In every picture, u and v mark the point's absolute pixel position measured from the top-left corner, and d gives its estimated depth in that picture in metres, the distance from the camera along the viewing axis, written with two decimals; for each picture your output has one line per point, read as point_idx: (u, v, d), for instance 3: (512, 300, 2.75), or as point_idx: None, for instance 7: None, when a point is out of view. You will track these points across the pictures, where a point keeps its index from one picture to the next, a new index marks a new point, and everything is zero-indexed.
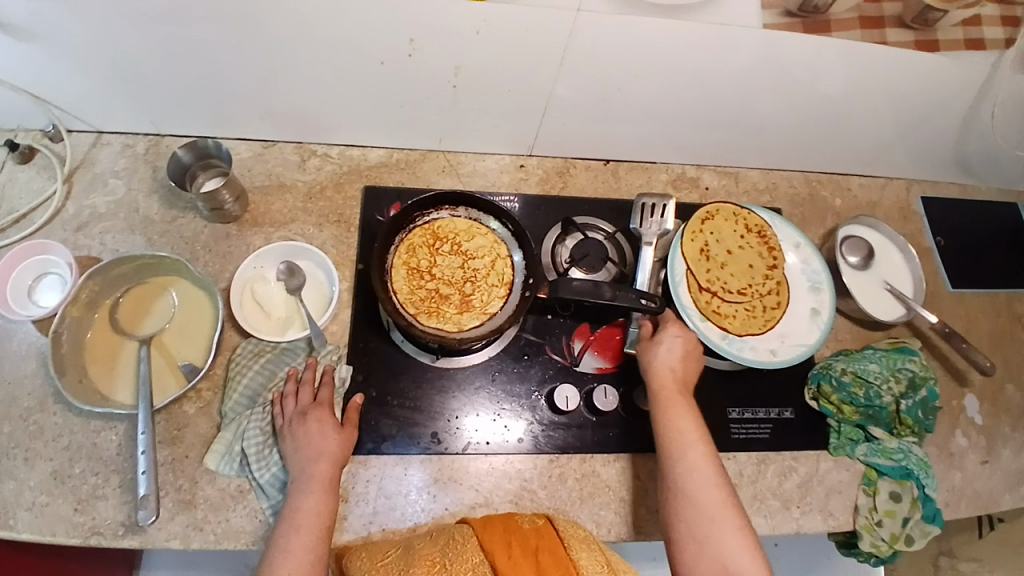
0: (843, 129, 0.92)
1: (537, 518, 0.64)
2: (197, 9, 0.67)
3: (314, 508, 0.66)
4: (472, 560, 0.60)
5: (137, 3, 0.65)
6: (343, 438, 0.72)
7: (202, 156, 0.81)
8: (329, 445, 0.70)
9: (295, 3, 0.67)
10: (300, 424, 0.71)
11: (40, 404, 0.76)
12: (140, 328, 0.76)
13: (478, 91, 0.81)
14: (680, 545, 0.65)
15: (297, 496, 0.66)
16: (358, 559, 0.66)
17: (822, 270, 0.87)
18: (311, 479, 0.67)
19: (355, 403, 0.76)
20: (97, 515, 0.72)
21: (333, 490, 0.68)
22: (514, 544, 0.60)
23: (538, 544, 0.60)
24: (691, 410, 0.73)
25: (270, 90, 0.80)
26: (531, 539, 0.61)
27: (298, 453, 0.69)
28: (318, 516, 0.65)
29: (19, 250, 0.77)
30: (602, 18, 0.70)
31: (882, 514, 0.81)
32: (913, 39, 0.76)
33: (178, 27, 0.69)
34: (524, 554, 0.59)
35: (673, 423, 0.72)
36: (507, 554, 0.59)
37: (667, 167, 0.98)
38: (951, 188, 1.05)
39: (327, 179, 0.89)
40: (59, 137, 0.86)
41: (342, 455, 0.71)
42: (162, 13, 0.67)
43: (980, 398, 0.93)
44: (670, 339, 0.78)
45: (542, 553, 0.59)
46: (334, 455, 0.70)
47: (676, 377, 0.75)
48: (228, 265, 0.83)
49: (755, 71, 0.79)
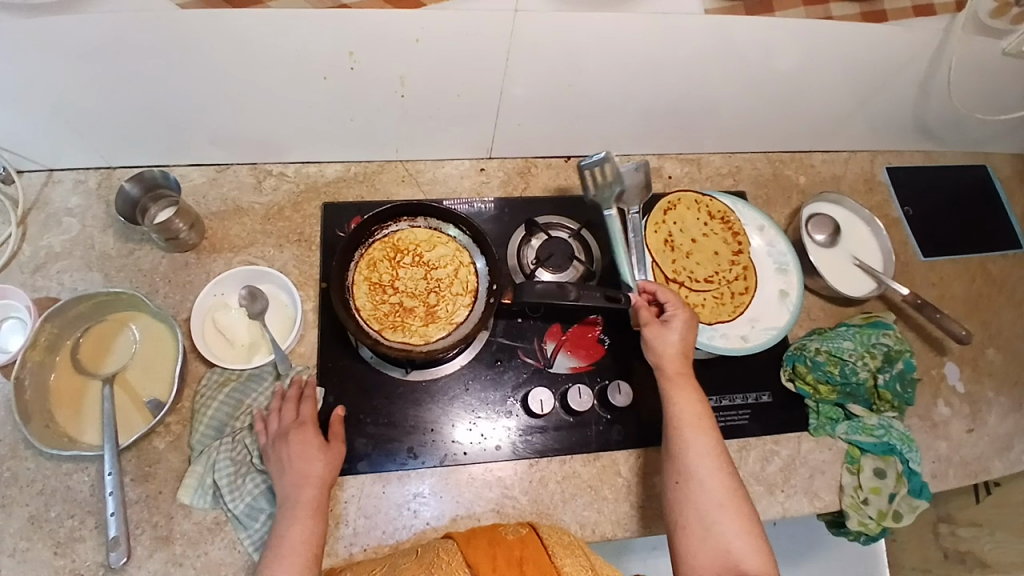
0: (801, 106, 0.91)
1: (522, 529, 0.66)
2: (125, 42, 0.66)
3: (299, 536, 0.65)
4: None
5: (63, 41, 0.64)
6: (328, 458, 0.71)
7: (151, 187, 0.80)
8: (314, 468, 0.69)
9: (224, 26, 0.65)
10: (283, 446, 0.70)
11: (10, 451, 0.75)
12: (103, 367, 0.75)
13: (426, 98, 0.80)
14: (684, 532, 0.67)
15: (285, 523, 0.66)
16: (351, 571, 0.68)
17: (788, 251, 0.86)
18: (295, 505, 0.67)
19: (338, 415, 0.75)
20: (77, 558, 0.71)
21: (320, 514, 0.68)
22: (499, 557, 0.59)
23: (523, 555, 0.60)
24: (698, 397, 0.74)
25: (216, 116, 0.79)
26: (516, 549, 0.61)
27: (283, 477, 0.68)
28: (303, 544, 0.65)
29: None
30: (540, 16, 0.69)
31: (868, 491, 0.81)
32: (860, 11, 0.75)
33: (110, 61, 0.68)
34: (508, 565, 0.58)
35: (680, 410, 0.72)
36: (492, 565, 0.59)
37: (628, 158, 0.98)
38: (916, 156, 1.05)
39: (284, 199, 0.88)
40: (9, 179, 0.84)
41: (329, 475, 0.70)
42: (91, 48, 0.65)
43: (960, 365, 0.93)
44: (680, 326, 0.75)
45: (527, 563, 0.59)
46: (320, 476, 0.69)
47: (683, 364, 0.75)
48: (189, 295, 0.82)
49: (704, 55, 0.78)
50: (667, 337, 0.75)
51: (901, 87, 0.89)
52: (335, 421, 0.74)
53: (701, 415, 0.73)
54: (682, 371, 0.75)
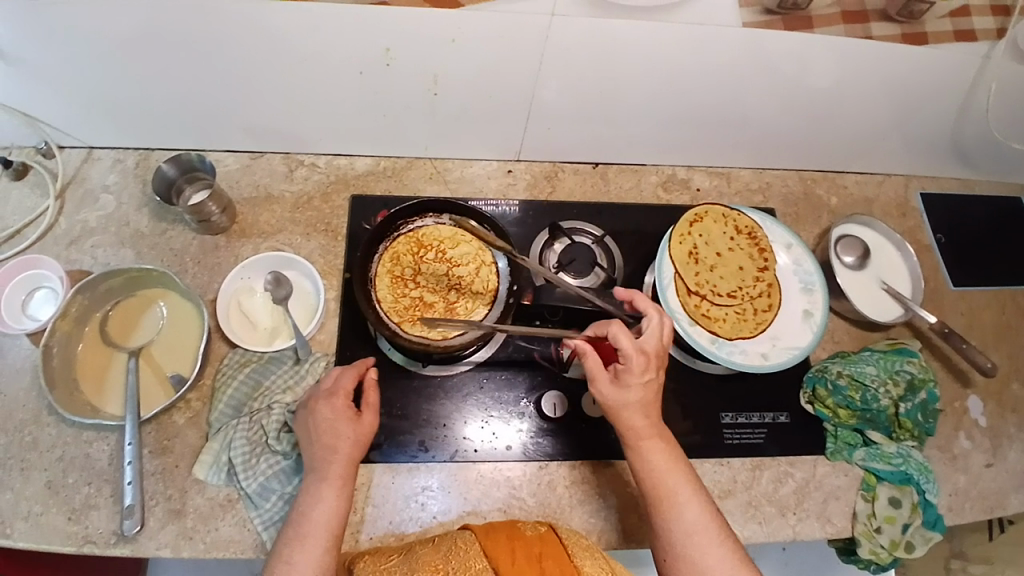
0: (835, 124, 0.90)
1: (540, 526, 0.65)
2: (169, 29, 0.68)
3: (323, 511, 0.65)
4: (476, 565, 0.60)
5: (109, 24, 0.66)
6: (358, 431, 0.69)
7: (187, 170, 0.82)
8: (342, 441, 0.67)
9: (264, 18, 0.67)
10: (314, 416, 0.69)
11: (34, 417, 0.78)
12: (129, 341, 0.77)
13: (458, 98, 0.81)
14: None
15: (311, 495, 0.66)
16: (363, 563, 0.67)
17: (815, 271, 0.85)
18: (322, 478, 0.67)
19: (372, 383, 0.71)
20: (90, 524, 0.73)
21: (345, 488, 0.67)
22: (518, 552, 0.60)
23: (542, 551, 0.61)
24: (668, 449, 0.68)
25: (252, 105, 0.81)
26: (535, 546, 0.61)
27: (312, 447, 0.68)
28: (327, 518, 0.65)
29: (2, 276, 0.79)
30: (575, 20, 0.69)
31: (882, 520, 0.79)
32: (900, 32, 0.73)
33: (152, 46, 0.70)
34: (528, 562, 0.59)
35: (659, 478, 0.66)
36: (511, 560, 0.60)
37: (657, 168, 0.98)
38: (952, 183, 1.03)
39: (313, 189, 0.90)
40: (51, 153, 0.88)
41: (358, 450, 0.68)
42: (137, 32, 0.68)
43: (985, 399, 0.90)
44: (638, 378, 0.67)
45: (547, 560, 0.60)
46: (348, 452, 0.68)
47: (652, 423, 0.68)
48: (216, 277, 0.84)
49: (737, 67, 0.78)
50: (625, 389, 0.67)
51: (940, 111, 0.87)
52: (369, 388, 0.70)
53: (676, 471, 0.67)
54: (653, 436, 0.68)
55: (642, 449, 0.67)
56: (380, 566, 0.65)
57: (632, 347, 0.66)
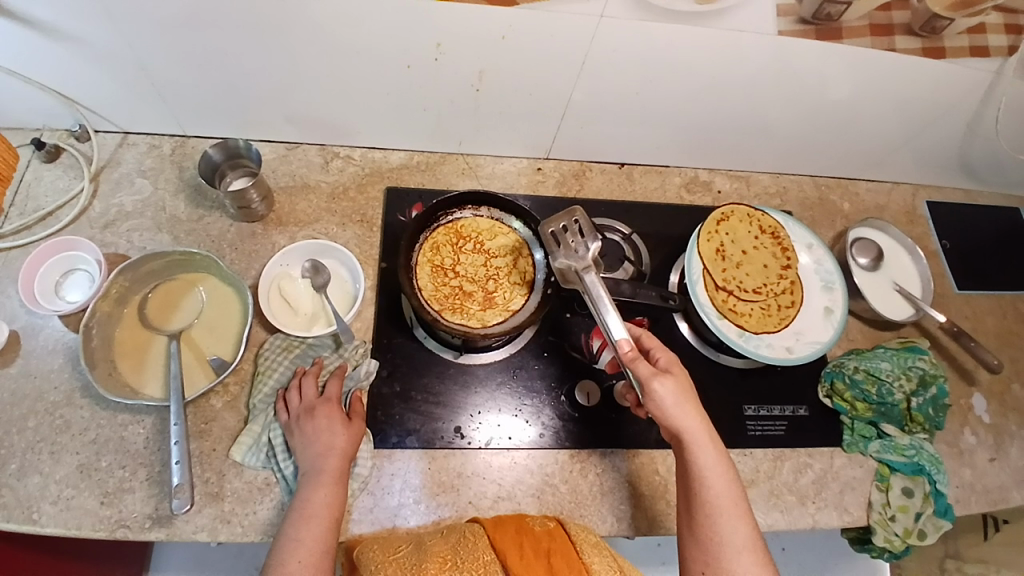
0: (850, 134, 0.95)
1: (549, 521, 0.65)
2: (224, 17, 0.69)
3: (323, 500, 0.66)
4: (483, 558, 0.60)
5: (165, 9, 0.67)
6: (351, 434, 0.72)
7: (232, 156, 0.83)
8: (337, 440, 0.70)
9: (318, 11, 0.69)
10: (308, 420, 0.71)
11: (66, 399, 0.76)
12: (169, 324, 0.77)
13: (499, 95, 0.84)
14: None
15: (310, 487, 0.67)
16: (371, 551, 0.67)
17: (835, 270, 0.89)
18: (321, 472, 0.68)
19: (358, 397, 0.76)
20: (124, 508, 0.72)
21: (341, 485, 0.68)
22: (526, 547, 0.60)
23: (550, 548, 0.60)
24: (721, 460, 0.66)
25: (296, 97, 0.83)
26: (543, 541, 0.61)
27: (307, 450, 0.70)
28: (328, 508, 0.66)
29: (37, 255, 0.78)
30: (623, 22, 0.71)
31: (895, 509, 0.83)
32: (921, 46, 0.77)
33: (204, 31, 0.70)
34: (536, 556, 0.59)
35: (711, 487, 0.65)
36: (518, 555, 0.60)
37: (680, 170, 1.02)
38: (955, 193, 1.09)
39: (349, 180, 0.92)
40: (85, 136, 0.88)
41: (351, 448, 0.71)
42: (191, 16, 0.68)
43: (987, 397, 0.95)
44: (683, 383, 0.67)
45: (555, 556, 0.59)
46: (342, 449, 0.70)
47: (708, 429, 0.67)
48: (254, 263, 0.85)
49: (764, 76, 0.82)
50: (676, 389, 0.67)
51: (949, 124, 0.93)
52: (358, 402, 0.75)
53: (723, 485, 0.65)
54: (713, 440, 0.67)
55: (700, 453, 0.66)
56: (390, 557, 0.65)
57: (661, 349, 0.71)
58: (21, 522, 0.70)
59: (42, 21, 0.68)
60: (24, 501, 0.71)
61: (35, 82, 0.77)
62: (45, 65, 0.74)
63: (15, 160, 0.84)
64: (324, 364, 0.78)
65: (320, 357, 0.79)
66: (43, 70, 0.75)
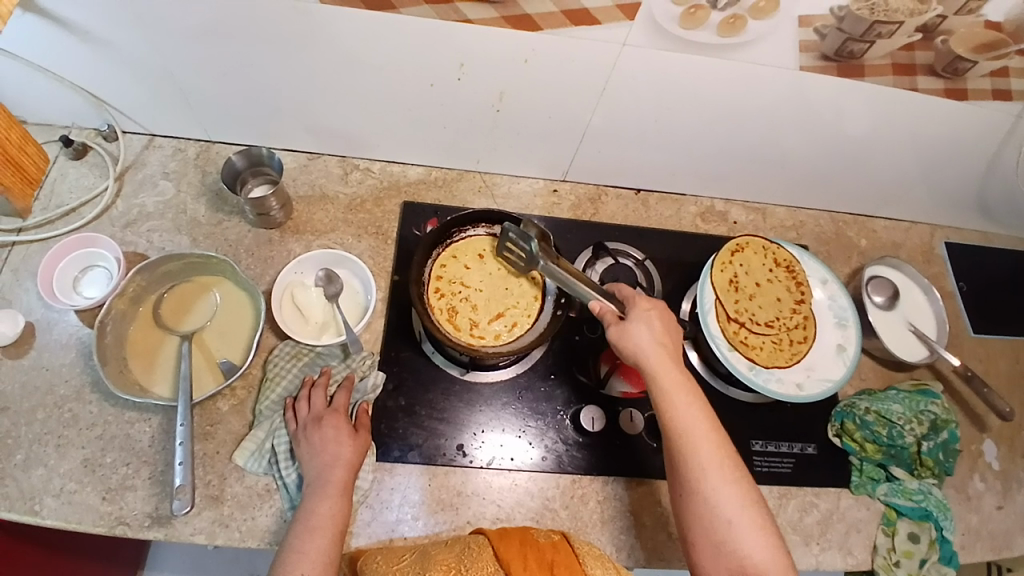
0: (868, 171, 0.95)
1: (553, 535, 0.63)
2: (250, 31, 0.70)
3: (329, 512, 0.66)
4: (488, 568, 0.59)
5: (193, 17, 0.68)
6: (356, 445, 0.72)
7: (254, 163, 0.85)
8: (343, 451, 0.70)
9: (342, 26, 0.70)
10: (316, 430, 0.71)
11: (76, 393, 0.77)
12: (182, 325, 0.78)
13: (521, 116, 0.84)
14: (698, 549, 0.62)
15: (314, 500, 0.66)
16: (374, 563, 0.66)
17: (848, 308, 0.88)
18: (326, 483, 0.68)
19: (365, 408, 0.76)
20: (125, 505, 0.72)
21: (346, 498, 0.68)
22: (531, 559, 0.58)
23: (553, 559, 0.57)
24: (685, 385, 0.68)
25: (320, 110, 0.84)
26: (547, 553, 0.58)
27: (313, 460, 0.69)
28: (333, 520, 0.65)
29: (69, 241, 0.80)
30: (647, 51, 0.72)
31: (900, 555, 0.81)
32: (943, 86, 0.76)
33: (230, 43, 0.72)
34: (539, 569, 0.57)
35: (681, 418, 0.66)
36: (522, 565, 0.58)
37: (697, 199, 1.02)
38: (973, 235, 1.09)
39: (367, 193, 0.93)
40: (113, 137, 0.90)
41: (356, 463, 0.71)
42: (214, 25, 0.69)
43: (998, 443, 0.93)
44: (643, 313, 0.71)
45: (558, 568, 0.57)
46: (348, 460, 0.70)
47: (668, 360, 0.69)
48: (269, 270, 0.86)
49: (784, 109, 0.82)
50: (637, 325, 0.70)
51: (970, 165, 0.92)
52: (364, 413, 0.75)
53: (688, 411, 0.67)
54: (674, 372, 0.68)
55: (661, 385, 0.68)
56: (393, 566, 0.65)
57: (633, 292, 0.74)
58: (22, 513, 0.70)
59: (74, 23, 0.70)
60: (27, 492, 0.71)
61: (66, 80, 0.79)
62: (75, 64, 0.76)
63: (43, 162, 0.87)
64: (333, 374, 0.78)
65: (328, 367, 0.79)
66: (73, 68, 0.77)
